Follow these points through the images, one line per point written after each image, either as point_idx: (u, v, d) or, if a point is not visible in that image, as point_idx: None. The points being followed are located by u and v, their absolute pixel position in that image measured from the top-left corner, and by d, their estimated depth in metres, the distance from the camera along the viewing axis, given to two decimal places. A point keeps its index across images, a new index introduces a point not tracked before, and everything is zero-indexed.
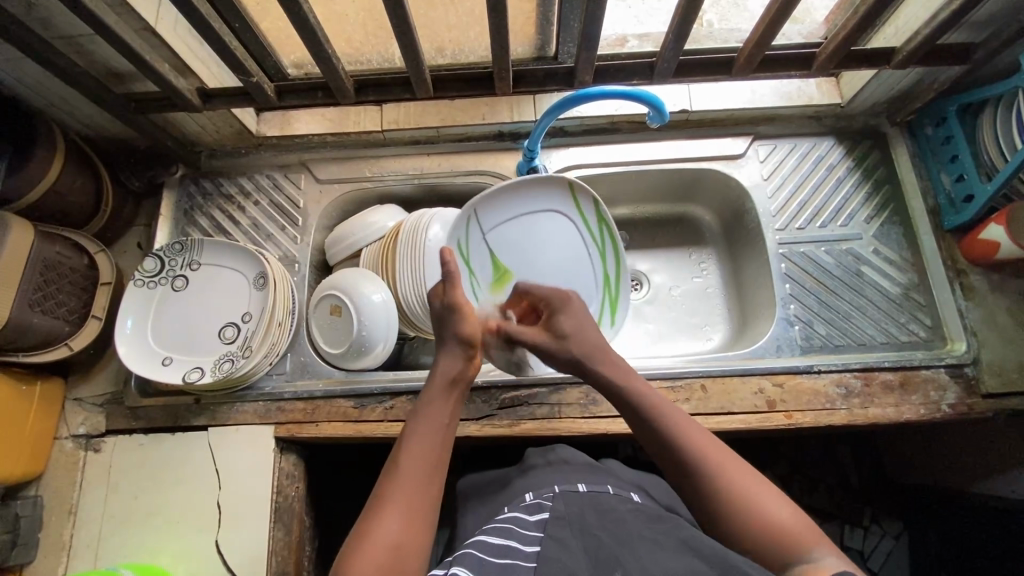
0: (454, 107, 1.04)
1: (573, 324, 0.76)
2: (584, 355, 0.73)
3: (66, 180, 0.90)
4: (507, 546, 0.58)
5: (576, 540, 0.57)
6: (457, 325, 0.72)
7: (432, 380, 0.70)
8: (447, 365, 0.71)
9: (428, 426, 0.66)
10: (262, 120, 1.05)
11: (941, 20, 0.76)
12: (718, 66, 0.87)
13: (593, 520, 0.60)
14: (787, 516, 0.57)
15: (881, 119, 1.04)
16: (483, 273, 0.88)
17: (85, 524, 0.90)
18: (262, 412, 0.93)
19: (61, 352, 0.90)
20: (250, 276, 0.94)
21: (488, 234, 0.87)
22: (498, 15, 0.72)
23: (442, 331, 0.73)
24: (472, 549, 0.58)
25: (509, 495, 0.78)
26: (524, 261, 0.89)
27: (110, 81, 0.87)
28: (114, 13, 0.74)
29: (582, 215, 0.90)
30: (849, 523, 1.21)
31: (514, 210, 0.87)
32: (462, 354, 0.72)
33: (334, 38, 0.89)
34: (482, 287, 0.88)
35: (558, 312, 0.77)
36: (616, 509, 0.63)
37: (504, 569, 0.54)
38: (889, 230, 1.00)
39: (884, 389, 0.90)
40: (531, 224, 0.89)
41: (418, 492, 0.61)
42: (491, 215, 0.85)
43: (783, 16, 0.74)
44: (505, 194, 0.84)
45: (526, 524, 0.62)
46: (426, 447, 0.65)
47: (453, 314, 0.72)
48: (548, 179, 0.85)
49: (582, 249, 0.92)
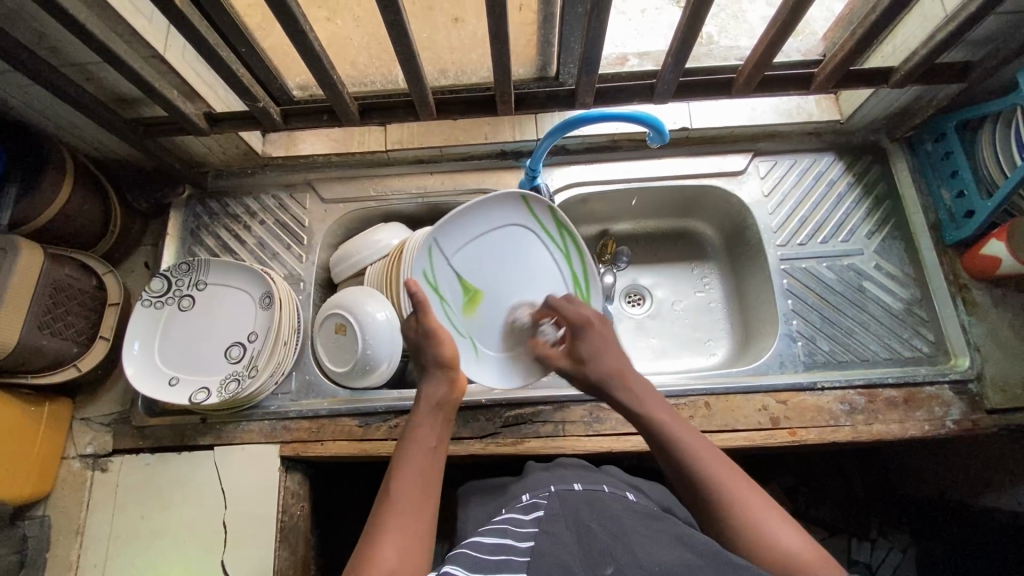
0: (457, 126, 1.05)
1: (597, 345, 0.77)
2: (600, 380, 0.75)
3: (75, 202, 0.91)
4: (502, 544, 0.58)
5: (569, 534, 0.58)
6: (436, 350, 0.75)
7: (418, 407, 0.73)
8: (432, 391, 0.74)
9: (419, 449, 0.69)
10: (268, 141, 1.06)
11: (938, 41, 0.77)
12: (717, 85, 0.88)
13: (587, 515, 0.61)
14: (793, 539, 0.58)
15: (881, 134, 1.05)
16: (453, 296, 0.86)
17: (92, 543, 0.90)
18: (268, 431, 0.93)
19: (70, 373, 0.91)
20: (255, 295, 0.95)
21: (453, 259, 0.86)
22: (500, 40, 0.73)
23: (423, 358, 0.76)
24: (466, 547, 0.58)
25: (505, 498, 0.79)
26: (493, 279, 0.89)
27: (119, 106, 0.89)
28: (123, 41, 0.75)
29: (540, 222, 0.91)
30: (856, 536, 1.20)
31: (476, 230, 0.87)
32: (444, 378, 0.75)
33: (339, 61, 0.90)
34: (454, 310, 0.87)
35: (579, 335, 0.78)
36: (610, 505, 0.63)
37: (497, 566, 0.54)
38: (890, 245, 1.01)
39: (888, 405, 0.90)
40: (494, 241, 0.89)
41: (414, 514, 0.63)
42: (454, 238, 0.85)
43: (783, 37, 0.75)
44: (464, 217, 0.85)
45: (522, 522, 0.62)
46: (419, 468, 0.67)
47: (431, 340, 0.75)
48: (503, 196, 0.87)
49: (547, 254, 0.93)
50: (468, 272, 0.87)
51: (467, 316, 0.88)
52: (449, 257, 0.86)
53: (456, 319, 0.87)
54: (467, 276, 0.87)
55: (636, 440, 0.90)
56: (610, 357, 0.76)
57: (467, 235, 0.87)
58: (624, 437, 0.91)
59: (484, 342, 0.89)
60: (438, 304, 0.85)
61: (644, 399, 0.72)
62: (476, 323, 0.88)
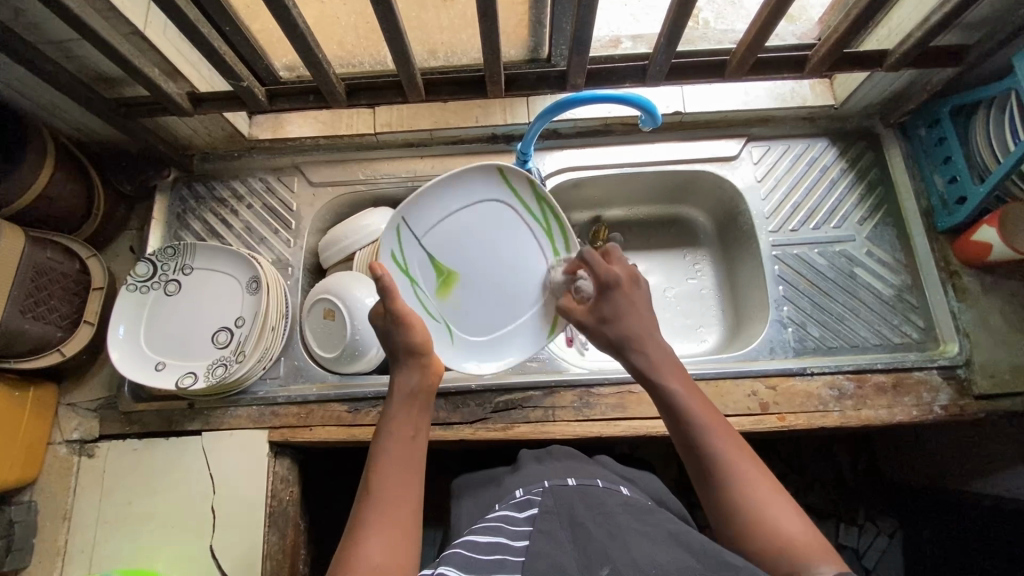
0: (448, 109, 1.04)
1: (624, 306, 0.75)
2: (625, 338, 0.73)
3: (57, 184, 0.90)
4: (497, 543, 0.58)
5: (564, 534, 0.58)
6: (406, 335, 0.73)
7: (392, 397, 0.72)
8: (402, 379, 0.73)
9: (394, 441, 0.68)
10: (254, 123, 1.04)
11: (933, 23, 0.76)
12: (710, 67, 0.87)
13: (582, 511, 0.61)
14: (795, 526, 0.58)
15: (875, 120, 1.04)
16: (426, 278, 0.82)
17: (80, 528, 0.90)
18: (256, 416, 0.93)
19: (54, 358, 0.90)
20: (242, 280, 0.94)
21: (425, 239, 0.80)
22: (489, 19, 0.71)
23: (393, 347, 0.74)
24: (460, 547, 0.59)
25: (499, 493, 0.78)
26: (465, 258, 0.84)
27: (100, 85, 0.86)
28: (102, 18, 0.73)
29: (520, 198, 0.85)
30: (844, 521, 1.21)
31: (447, 208, 0.81)
32: (414, 365, 0.73)
33: (326, 41, 0.89)
34: (427, 293, 0.83)
35: (605, 293, 0.76)
36: (604, 502, 0.63)
37: (492, 567, 0.54)
38: (882, 231, 1.00)
39: (877, 390, 0.90)
40: (468, 218, 0.83)
41: (394, 508, 0.62)
42: (423, 217, 0.80)
43: (776, 18, 0.74)
44: (426, 194, 0.78)
45: (516, 520, 0.62)
46: (395, 460, 0.66)
47: (400, 327, 0.72)
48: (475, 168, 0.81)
49: (529, 232, 0.87)
50: (441, 252, 0.82)
51: (441, 300, 0.84)
52: (421, 235, 0.80)
53: (429, 302, 0.83)
54: (440, 257, 0.82)
55: (625, 424, 0.90)
56: (634, 320, 0.74)
57: (444, 212, 0.81)
58: (613, 422, 0.91)
59: (457, 323, 0.87)
60: (409, 286, 0.81)
61: (662, 364, 0.71)
62: (448, 306, 0.85)
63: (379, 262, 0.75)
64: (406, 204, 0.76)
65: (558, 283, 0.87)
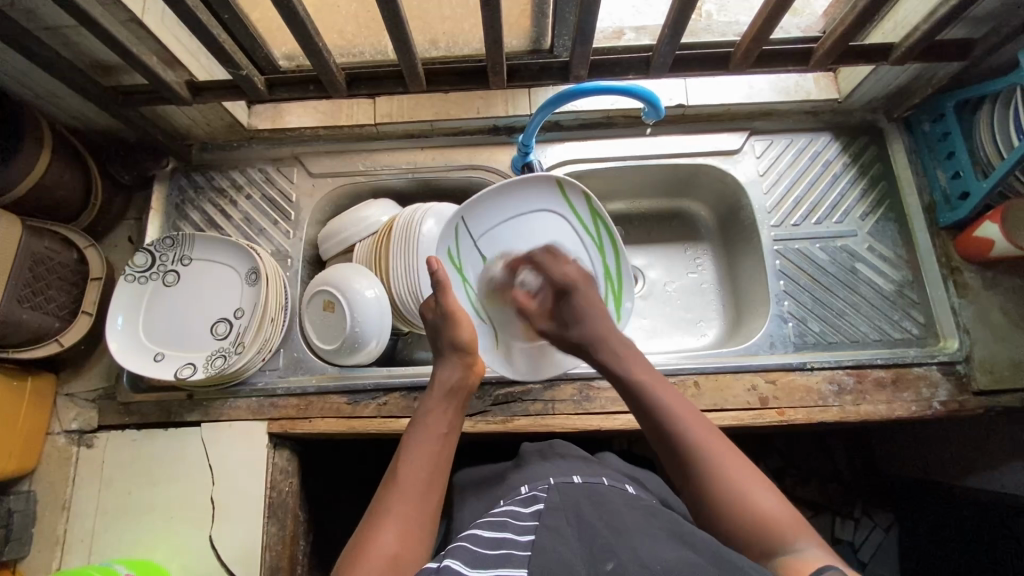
0: (448, 100, 1.03)
1: (578, 308, 0.78)
2: (587, 340, 0.76)
3: (54, 173, 0.89)
4: (502, 538, 0.58)
5: (570, 529, 0.58)
6: (452, 333, 0.75)
7: (432, 389, 0.74)
8: (445, 375, 0.75)
9: (427, 434, 0.70)
10: (253, 113, 1.03)
11: (941, 16, 0.75)
12: (714, 59, 0.86)
13: (588, 509, 0.61)
14: (773, 504, 0.59)
15: (879, 114, 1.04)
16: (478, 279, 0.83)
17: (79, 519, 0.90)
18: (255, 408, 0.93)
19: (52, 348, 0.90)
20: (242, 271, 0.94)
21: (480, 242, 0.82)
22: (491, 8, 0.70)
23: (439, 340, 0.77)
24: (465, 542, 0.59)
25: (503, 490, 0.78)
26: (518, 263, 0.83)
27: (97, 73, 0.85)
28: (98, 4, 0.72)
29: (576, 214, 0.84)
30: (840, 515, 1.22)
31: (507, 212, 0.81)
32: (460, 363, 0.76)
33: (326, 29, 0.87)
34: (478, 292, 0.84)
35: (563, 295, 0.79)
36: (611, 500, 0.63)
37: (498, 561, 0.54)
38: (885, 227, 1.00)
39: (877, 385, 0.90)
40: (523, 226, 0.82)
41: (415, 500, 0.63)
42: (483, 220, 0.80)
43: (780, 11, 0.73)
44: (492, 201, 0.79)
45: (521, 516, 0.62)
46: (425, 453, 0.68)
47: (449, 323, 0.75)
48: (531, 178, 0.80)
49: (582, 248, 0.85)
50: (497, 257, 0.82)
51: (491, 301, 0.85)
52: (478, 239, 0.81)
53: (477, 302, 0.84)
54: (493, 259, 0.82)
55: (625, 418, 0.90)
56: (590, 317, 0.77)
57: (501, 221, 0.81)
58: (613, 416, 0.91)
59: (507, 330, 0.86)
60: (461, 284, 0.83)
61: (626, 356, 0.74)
62: (497, 310, 0.85)
63: (435, 257, 0.78)
64: (466, 207, 0.78)
65: (502, 279, 0.82)
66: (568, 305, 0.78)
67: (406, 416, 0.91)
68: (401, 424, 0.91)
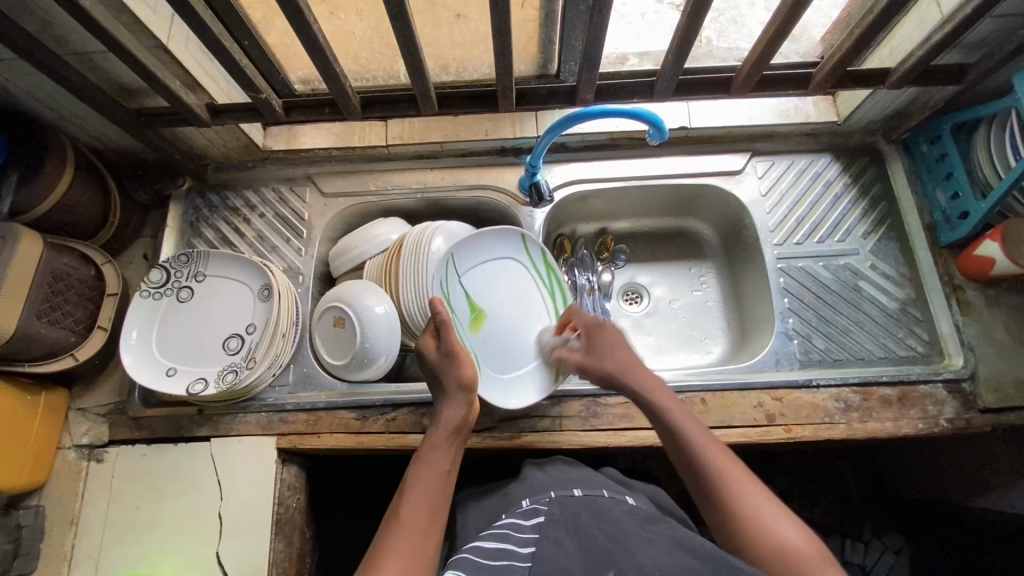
0: (458, 123, 1.06)
1: (608, 343, 0.86)
2: (612, 369, 0.83)
3: (75, 192, 0.91)
4: (503, 549, 0.60)
5: (570, 540, 0.59)
6: (456, 372, 0.78)
7: (437, 425, 0.76)
8: (450, 411, 0.77)
9: (432, 470, 0.72)
10: (269, 134, 1.06)
11: (934, 42, 0.78)
12: (717, 84, 0.89)
13: (587, 521, 0.62)
14: (800, 540, 0.61)
15: (877, 137, 1.06)
16: (462, 311, 0.92)
17: (87, 533, 0.90)
18: (265, 423, 0.93)
19: (67, 362, 0.91)
20: (254, 287, 0.96)
21: (464, 276, 0.93)
22: (503, 35, 0.73)
23: (442, 377, 0.78)
24: (468, 552, 0.60)
25: (505, 503, 0.78)
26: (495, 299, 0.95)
27: (121, 96, 0.88)
28: (127, 31, 0.75)
29: (532, 259, 0.97)
30: (850, 537, 1.22)
31: (481, 256, 0.95)
32: (464, 401, 0.77)
33: (341, 55, 0.91)
34: (462, 325, 0.91)
35: (594, 334, 0.88)
36: (609, 511, 0.64)
37: (500, 570, 0.56)
38: (886, 246, 1.02)
39: (883, 403, 0.90)
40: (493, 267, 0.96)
41: (419, 530, 0.65)
42: (466, 259, 0.93)
43: (781, 36, 0.76)
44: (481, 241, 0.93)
45: (523, 528, 0.63)
46: (428, 489, 0.69)
47: (455, 361, 0.78)
48: (494, 232, 0.94)
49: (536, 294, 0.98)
50: (476, 291, 0.94)
51: (472, 335, 0.92)
52: (463, 273, 0.93)
53: (463, 333, 0.91)
54: (476, 297, 0.93)
55: (633, 435, 0.91)
56: (627, 353, 0.84)
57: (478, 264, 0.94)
58: (621, 433, 0.91)
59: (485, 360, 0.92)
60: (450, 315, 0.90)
61: (655, 388, 0.79)
62: (477, 341, 0.92)
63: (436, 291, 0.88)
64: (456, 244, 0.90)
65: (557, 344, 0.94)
66: (600, 337, 0.87)
67: (415, 431, 0.92)
68: (409, 440, 0.91)
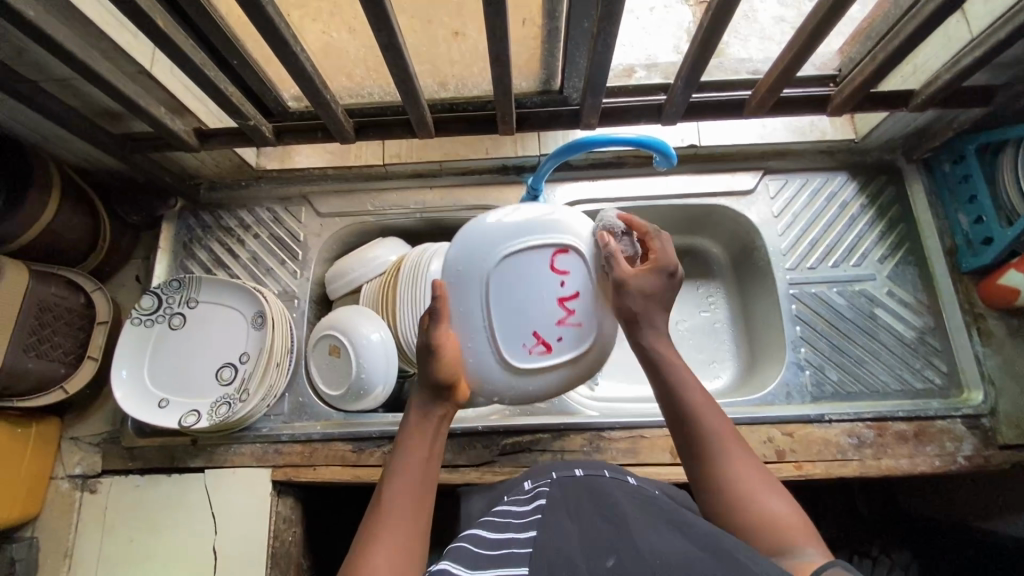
0: (457, 141, 1.02)
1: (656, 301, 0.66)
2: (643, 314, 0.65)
3: (62, 218, 0.88)
4: (502, 537, 0.55)
5: (570, 524, 0.53)
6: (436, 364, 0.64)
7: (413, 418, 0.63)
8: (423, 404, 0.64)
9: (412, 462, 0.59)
10: (262, 153, 1.03)
11: (963, 66, 0.73)
12: (730, 106, 0.84)
13: (588, 504, 0.56)
14: (783, 510, 0.53)
15: (896, 154, 1.01)
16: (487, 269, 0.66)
17: (80, 567, 0.88)
18: (259, 454, 0.91)
19: (58, 395, 0.89)
20: (248, 315, 0.93)
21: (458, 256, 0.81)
22: (501, 62, 0.69)
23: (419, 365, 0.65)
24: (464, 541, 0.55)
25: (507, 485, 0.79)
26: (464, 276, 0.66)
27: (106, 120, 0.85)
28: (106, 58, 0.72)
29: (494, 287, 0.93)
30: (857, 553, 1.18)
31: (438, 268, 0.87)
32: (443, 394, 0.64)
33: (335, 74, 0.87)
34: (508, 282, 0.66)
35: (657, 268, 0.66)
36: (612, 493, 0.58)
37: (496, 559, 0.51)
38: (904, 271, 0.97)
39: (897, 439, 0.87)
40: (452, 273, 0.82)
41: (403, 531, 0.54)
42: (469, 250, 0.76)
43: (802, 57, 0.71)
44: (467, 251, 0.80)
45: (521, 513, 0.58)
46: (409, 483, 0.57)
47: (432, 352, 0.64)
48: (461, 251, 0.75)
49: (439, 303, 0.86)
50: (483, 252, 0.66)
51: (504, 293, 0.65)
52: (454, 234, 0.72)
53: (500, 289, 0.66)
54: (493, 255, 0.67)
55: (636, 470, 0.88)
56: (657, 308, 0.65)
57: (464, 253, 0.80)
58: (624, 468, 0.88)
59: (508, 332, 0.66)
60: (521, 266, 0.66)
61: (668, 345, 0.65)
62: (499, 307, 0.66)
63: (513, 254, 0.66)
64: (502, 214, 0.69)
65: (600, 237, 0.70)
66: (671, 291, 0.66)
67: None
68: None
